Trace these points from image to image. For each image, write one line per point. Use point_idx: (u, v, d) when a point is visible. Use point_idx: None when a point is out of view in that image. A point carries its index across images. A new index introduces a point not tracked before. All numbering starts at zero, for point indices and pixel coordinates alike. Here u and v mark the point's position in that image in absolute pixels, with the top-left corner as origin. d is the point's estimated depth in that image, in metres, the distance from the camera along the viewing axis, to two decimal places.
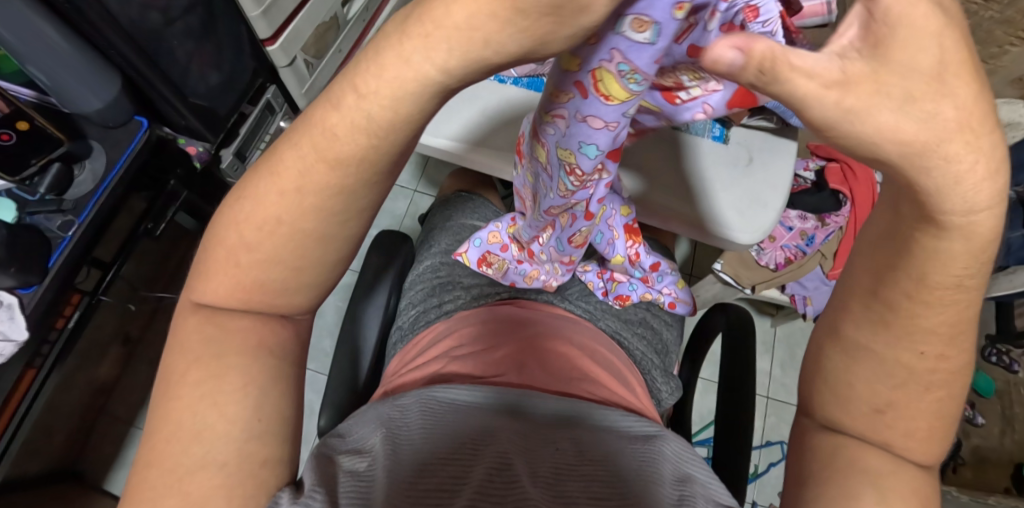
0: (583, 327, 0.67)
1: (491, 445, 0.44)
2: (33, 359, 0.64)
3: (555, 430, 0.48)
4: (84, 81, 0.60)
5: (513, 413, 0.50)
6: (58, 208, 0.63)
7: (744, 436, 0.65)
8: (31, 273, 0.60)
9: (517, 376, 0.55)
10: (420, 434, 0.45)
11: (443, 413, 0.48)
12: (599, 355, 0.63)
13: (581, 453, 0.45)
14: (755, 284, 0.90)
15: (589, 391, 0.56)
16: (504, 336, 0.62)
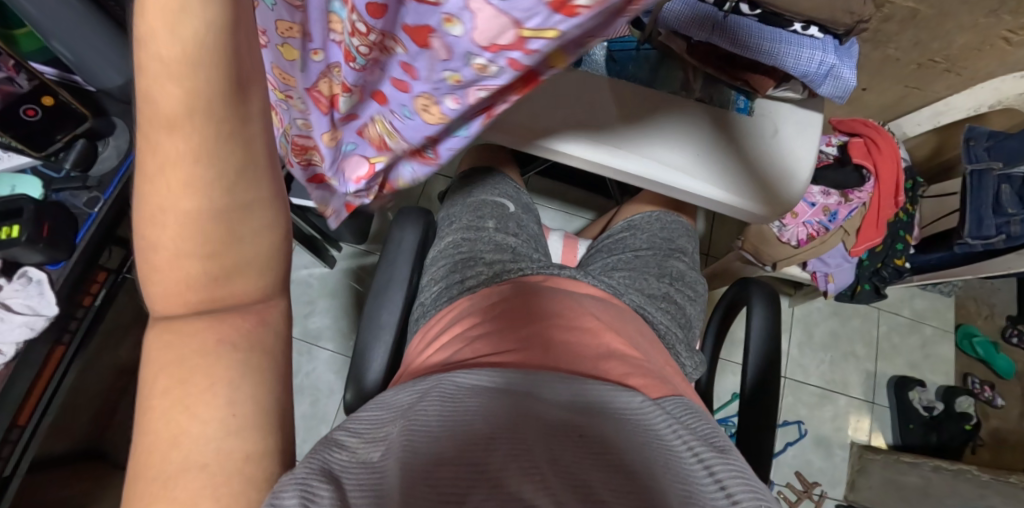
0: (608, 305, 0.67)
1: (507, 429, 0.42)
2: (62, 337, 0.65)
3: (578, 414, 0.46)
4: (110, 58, 0.60)
5: (529, 396, 0.48)
6: (84, 185, 0.63)
7: (767, 411, 0.66)
8: (59, 249, 0.60)
9: (538, 361, 0.55)
10: (435, 420, 0.43)
11: (457, 398, 0.46)
12: (626, 331, 0.63)
13: (605, 439, 0.44)
14: (776, 261, 0.91)
15: (611, 375, 0.55)
16: (525, 322, 0.61)
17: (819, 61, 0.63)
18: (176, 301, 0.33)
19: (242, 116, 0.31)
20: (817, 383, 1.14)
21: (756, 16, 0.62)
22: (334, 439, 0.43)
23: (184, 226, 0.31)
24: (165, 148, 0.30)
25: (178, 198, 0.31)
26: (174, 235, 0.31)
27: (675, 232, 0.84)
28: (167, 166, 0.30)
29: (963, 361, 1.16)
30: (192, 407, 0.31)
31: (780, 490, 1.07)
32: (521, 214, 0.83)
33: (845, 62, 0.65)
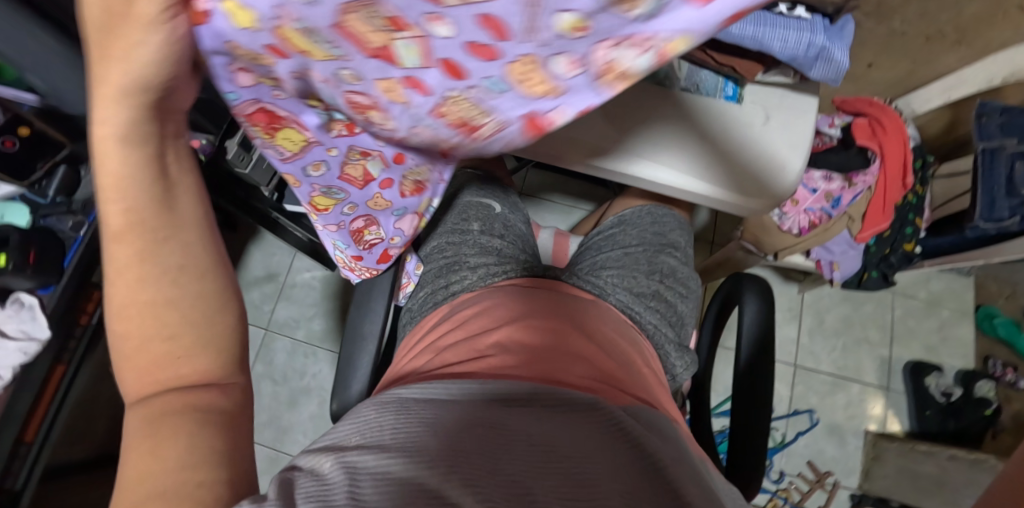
0: (592, 307, 0.65)
1: (461, 438, 0.42)
2: (60, 357, 0.69)
3: (535, 422, 0.45)
4: None
5: (489, 402, 0.47)
6: (68, 209, 0.64)
7: (760, 410, 0.64)
8: (48, 275, 0.62)
9: (507, 367, 0.53)
10: (392, 433, 0.42)
11: (417, 411, 0.45)
12: (610, 333, 0.61)
13: (558, 448, 0.43)
14: (777, 251, 0.88)
15: (587, 378, 0.53)
16: (503, 322, 0.59)
17: (808, 43, 0.59)
18: (148, 380, 0.33)
19: (176, 221, 0.33)
20: (829, 371, 1.11)
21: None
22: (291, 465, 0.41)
23: (150, 317, 0.33)
24: (116, 255, 0.32)
25: (140, 293, 0.32)
26: (143, 327, 0.33)
27: (668, 225, 0.81)
28: (120, 269, 0.32)
29: (983, 343, 1.11)
30: (159, 455, 0.31)
31: (791, 480, 1.06)
32: (508, 213, 0.81)
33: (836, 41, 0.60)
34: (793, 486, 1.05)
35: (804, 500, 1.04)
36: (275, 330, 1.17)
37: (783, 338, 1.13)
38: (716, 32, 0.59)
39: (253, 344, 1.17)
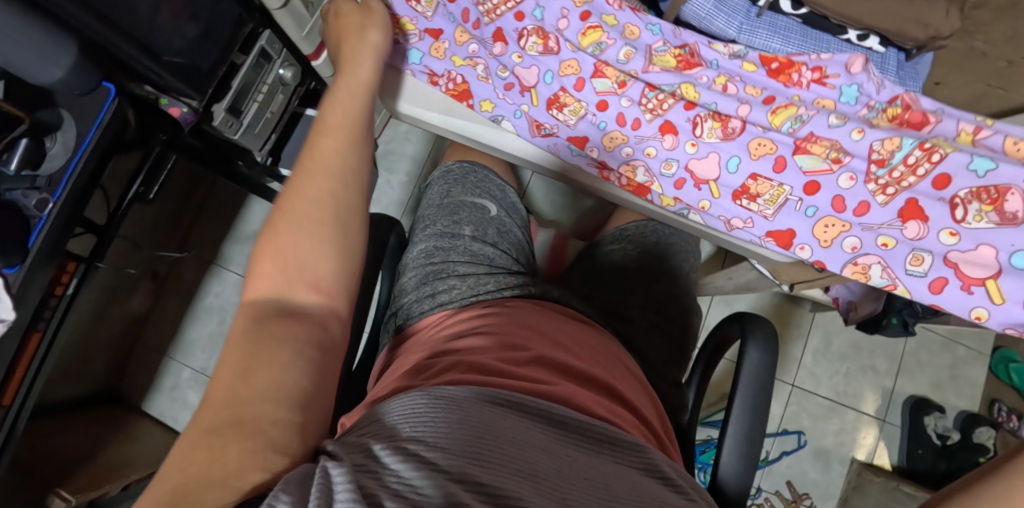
0: (582, 331, 0.62)
1: (513, 441, 0.41)
2: (36, 323, 0.65)
3: (582, 453, 0.44)
4: (46, 56, 0.54)
5: (542, 423, 0.45)
6: (33, 185, 0.59)
7: (747, 466, 0.62)
8: (11, 255, 0.58)
9: (517, 369, 0.51)
10: (427, 428, 0.41)
11: (450, 407, 0.43)
12: (614, 366, 0.59)
13: (609, 487, 0.41)
14: (793, 282, 0.83)
15: (614, 415, 0.51)
16: (531, 337, 0.57)
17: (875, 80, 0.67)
18: None
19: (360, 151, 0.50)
20: (827, 395, 1.08)
21: (799, 16, 0.66)
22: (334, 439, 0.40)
23: None
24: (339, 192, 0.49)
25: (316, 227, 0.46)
26: None
27: (671, 248, 0.75)
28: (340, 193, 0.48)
29: (993, 385, 1.07)
30: None
31: (767, 497, 1.06)
32: (505, 218, 0.76)
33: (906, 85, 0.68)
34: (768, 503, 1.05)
35: None
36: None
37: (786, 356, 1.09)
38: (765, 52, 0.67)
39: None
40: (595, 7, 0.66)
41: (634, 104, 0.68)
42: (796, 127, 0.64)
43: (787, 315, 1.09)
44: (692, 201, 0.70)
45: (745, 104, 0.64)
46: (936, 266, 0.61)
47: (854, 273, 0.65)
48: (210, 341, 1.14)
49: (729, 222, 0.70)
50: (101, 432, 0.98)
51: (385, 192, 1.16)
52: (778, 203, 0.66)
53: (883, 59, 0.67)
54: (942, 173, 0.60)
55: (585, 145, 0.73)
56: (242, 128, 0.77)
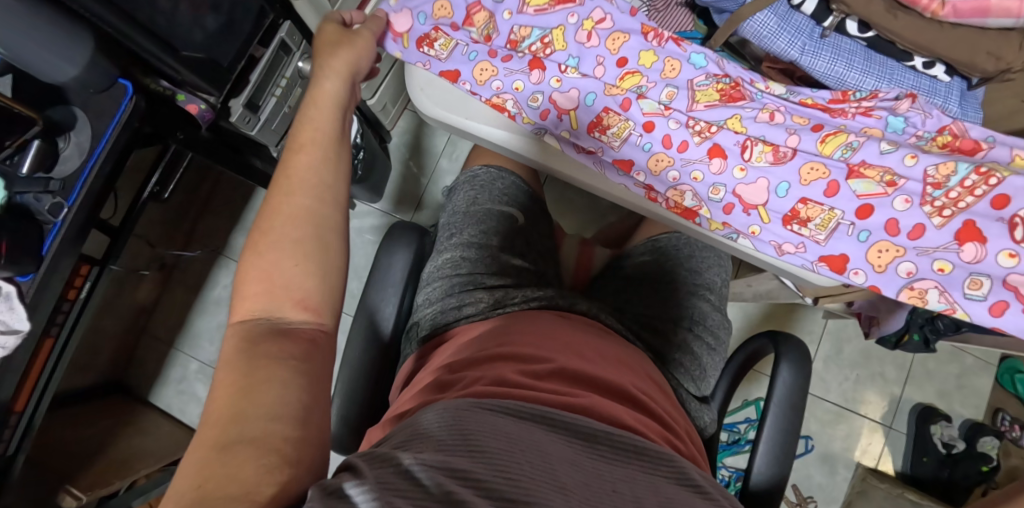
0: (608, 341, 0.59)
1: (542, 454, 0.38)
2: (50, 329, 0.62)
3: (612, 467, 0.41)
4: (59, 53, 0.51)
5: (569, 438, 0.42)
6: (45, 189, 0.56)
7: (777, 487, 0.60)
8: (25, 264, 0.55)
9: (546, 384, 0.49)
10: (447, 437, 0.38)
11: (472, 418, 0.40)
12: (644, 382, 0.56)
13: (638, 499, 0.37)
14: (816, 296, 0.82)
15: (645, 429, 0.48)
16: (553, 346, 0.54)
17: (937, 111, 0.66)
18: None
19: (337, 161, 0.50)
20: (836, 401, 1.09)
21: (865, 39, 0.65)
22: (360, 451, 0.37)
23: None
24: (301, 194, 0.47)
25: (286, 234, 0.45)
26: None
27: (704, 262, 0.73)
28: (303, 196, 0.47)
29: (999, 395, 1.08)
30: None
31: None
32: (530, 225, 0.74)
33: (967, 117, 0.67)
34: None
35: None
36: None
37: None
38: (826, 75, 0.65)
39: None
40: (633, 47, 0.68)
41: (681, 126, 0.68)
42: (849, 153, 0.64)
43: (801, 322, 1.09)
44: (741, 227, 0.68)
45: (794, 133, 0.65)
46: (1000, 289, 0.59)
47: (909, 297, 0.62)
48: (218, 333, 1.11)
49: (780, 247, 0.67)
50: (107, 427, 0.96)
51: (398, 185, 1.13)
52: (831, 228, 0.64)
53: (947, 90, 0.66)
54: (1001, 194, 0.60)
55: (631, 170, 0.70)
56: (259, 124, 0.73)
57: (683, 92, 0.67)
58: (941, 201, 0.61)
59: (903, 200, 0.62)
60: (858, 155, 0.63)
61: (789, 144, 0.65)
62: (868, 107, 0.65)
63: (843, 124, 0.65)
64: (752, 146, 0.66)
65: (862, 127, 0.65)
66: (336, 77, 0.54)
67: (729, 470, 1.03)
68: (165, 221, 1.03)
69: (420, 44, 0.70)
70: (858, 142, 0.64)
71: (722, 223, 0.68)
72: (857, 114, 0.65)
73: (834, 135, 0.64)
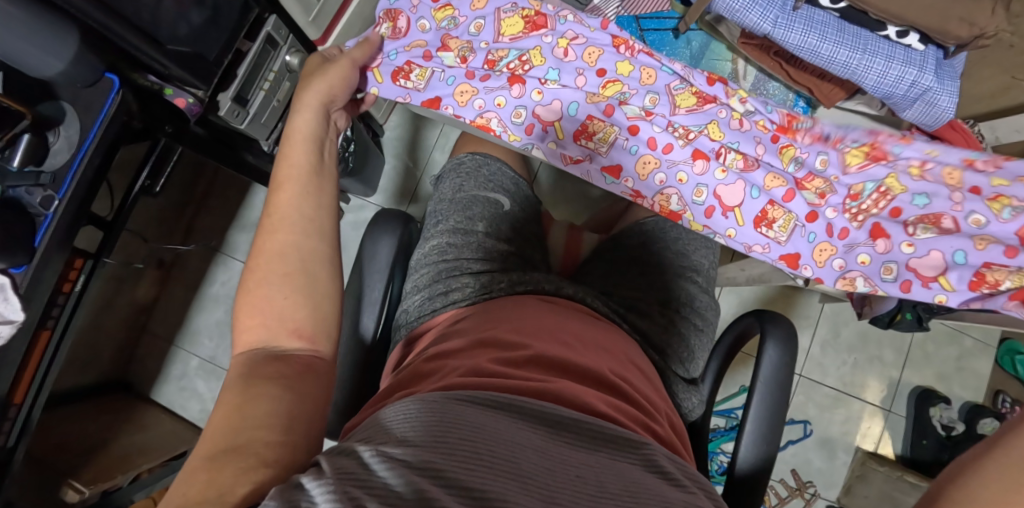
0: (589, 325, 0.59)
1: (507, 443, 0.38)
2: (45, 322, 0.64)
3: (578, 453, 0.41)
4: (44, 46, 0.52)
5: (535, 425, 0.42)
6: (36, 182, 0.58)
7: (766, 464, 0.60)
8: (18, 256, 0.57)
9: (520, 370, 0.49)
10: (414, 432, 0.38)
11: (441, 409, 0.41)
12: (624, 365, 0.56)
13: (603, 484, 0.37)
14: (808, 277, 0.82)
15: (622, 413, 0.48)
16: (530, 332, 0.54)
17: (912, 81, 0.64)
18: None
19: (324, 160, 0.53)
20: (834, 385, 1.09)
21: (837, 11, 0.66)
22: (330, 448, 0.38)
23: None
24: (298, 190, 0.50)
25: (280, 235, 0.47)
26: None
27: (692, 244, 0.72)
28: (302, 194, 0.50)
29: (999, 377, 1.07)
30: None
31: (772, 484, 1.07)
32: (518, 211, 0.74)
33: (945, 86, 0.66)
34: (773, 491, 1.07)
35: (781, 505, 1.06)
36: None
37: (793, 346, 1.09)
38: (800, 47, 0.65)
39: None
40: (611, 58, 0.73)
41: (665, 130, 0.72)
42: (797, 168, 0.72)
43: (796, 307, 1.09)
44: (720, 230, 0.72)
45: (759, 142, 0.72)
46: (904, 272, 0.67)
47: (843, 287, 0.70)
48: (218, 330, 1.13)
49: (750, 247, 0.71)
50: (109, 423, 0.98)
51: (392, 179, 1.14)
52: (790, 229, 0.70)
53: (923, 57, 0.66)
54: (897, 207, 0.70)
55: (620, 175, 0.73)
56: (249, 118, 0.74)
57: (659, 101, 0.73)
58: (862, 205, 0.70)
59: (832, 205, 0.71)
60: (803, 170, 0.72)
61: (756, 151, 0.72)
62: (815, 121, 0.74)
63: (799, 136, 0.73)
64: (725, 152, 0.72)
65: (813, 140, 0.73)
66: (309, 109, 0.56)
67: (726, 456, 1.03)
68: (162, 219, 1.05)
69: (396, 79, 0.69)
70: (805, 155, 0.72)
71: (704, 225, 0.71)
72: (807, 128, 0.74)
73: (783, 147, 0.73)
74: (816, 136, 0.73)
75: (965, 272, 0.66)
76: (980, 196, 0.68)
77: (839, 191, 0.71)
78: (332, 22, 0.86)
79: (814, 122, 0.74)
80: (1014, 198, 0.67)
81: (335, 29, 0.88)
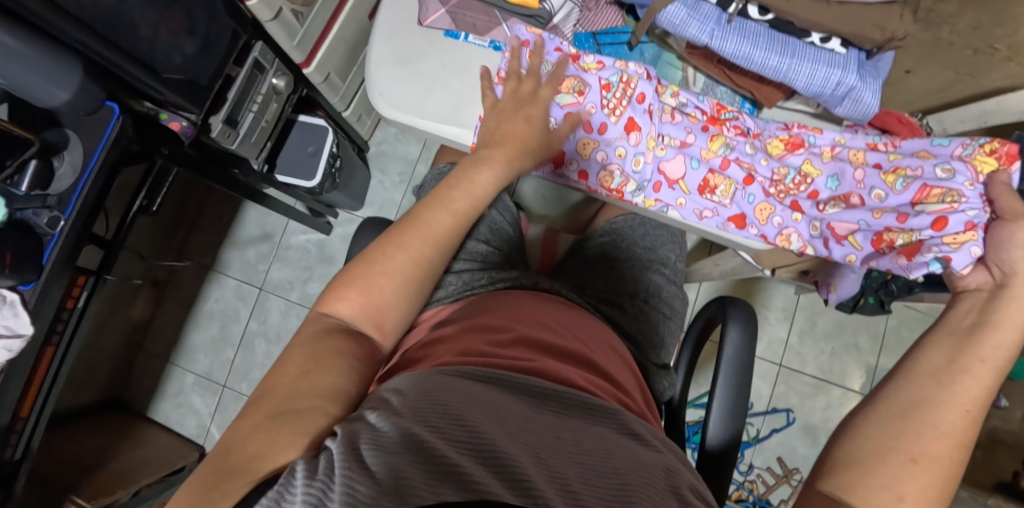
0: (568, 313, 0.62)
1: (491, 407, 0.39)
2: (50, 337, 0.68)
3: (558, 419, 0.42)
4: (50, 78, 0.56)
5: (519, 394, 0.43)
6: (44, 204, 0.63)
7: (734, 441, 0.63)
8: (26, 272, 0.61)
9: (505, 351, 0.51)
10: (418, 394, 0.39)
11: (433, 379, 0.42)
12: (603, 349, 0.59)
13: (581, 443, 0.39)
14: (774, 267, 0.86)
15: (601, 391, 0.50)
16: (514, 319, 0.57)
17: (837, 81, 0.66)
18: None
19: None
20: (813, 373, 1.12)
21: (766, 22, 0.66)
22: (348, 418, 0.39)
23: None
24: None
25: None
26: None
27: (658, 240, 0.78)
28: None
29: None
30: None
31: (759, 472, 1.10)
32: (496, 214, 0.78)
33: (868, 83, 0.67)
34: (760, 479, 1.10)
35: (769, 492, 1.09)
36: (269, 290, 1.17)
37: (771, 337, 1.14)
38: (735, 55, 0.67)
39: (248, 301, 1.17)
40: (542, 80, 0.69)
41: (599, 109, 0.70)
42: (725, 153, 0.72)
43: (773, 299, 1.14)
44: (670, 201, 0.72)
45: (691, 133, 0.72)
46: (825, 231, 0.68)
47: (781, 243, 0.71)
48: (213, 346, 1.16)
49: (700, 214, 0.71)
50: (110, 439, 1.01)
51: (378, 193, 1.19)
52: (732, 193, 0.71)
53: (845, 60, 0.67)
54: (814, 190, 0.71)
55: (565, 160, 0.72)
56: (239, 138, 0.79)
57: (586, 85, 0.70)
58: (783, 185, 0.71)
59: (750, 188, 0.71)
60: (728, 161, 0.72)
61: (685, 141, 0.72)
62: (736, 113, 0.73)
63: (731, 128, 0.73)
64: (667, 136, 0.72)
65: (744, 129, 0.73)
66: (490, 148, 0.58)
67: None
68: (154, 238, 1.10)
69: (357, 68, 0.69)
70: (732, 140, 0.72)
71: (654, 199, 0.71)
72: (730, 113, 0.73)
73: (710, 136, 0.72)
74: (740, 122, 0.73)
75: (868, 236, 0.66)
76: (878, 171, 0.67)
77: (762, 169, 0.72)
78: (316, 46, 0.85)
79: (737, 114, 0.73)
80: (908, 170, 0.64)
81: (320, 51, 0.86)
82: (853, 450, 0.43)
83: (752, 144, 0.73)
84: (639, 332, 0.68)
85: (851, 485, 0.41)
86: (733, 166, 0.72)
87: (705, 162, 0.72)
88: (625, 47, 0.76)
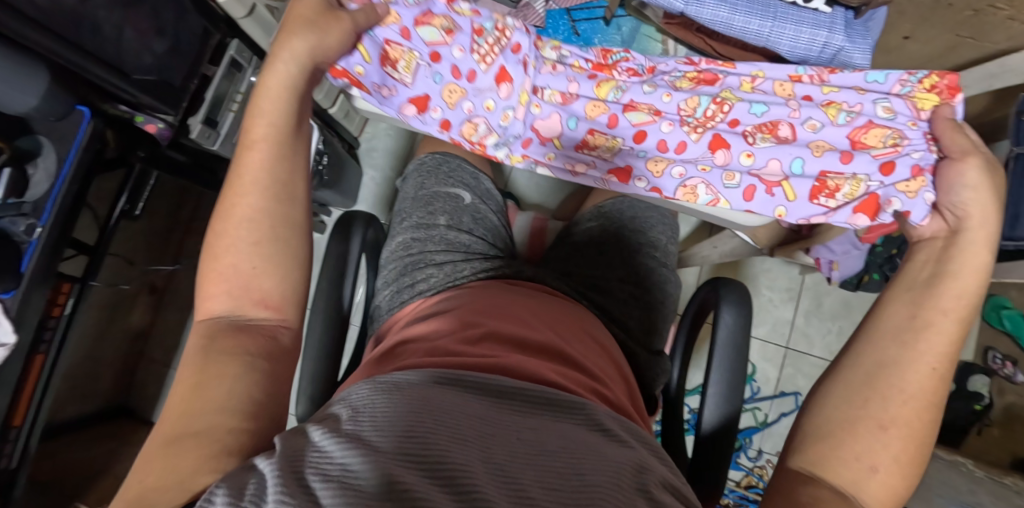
0: (549, 305, 0.60)
1: (449, 414, 0.37)
2: (38, 346, 0.68)
3: (519, 417, 0.40)
4: (15, 85, 0.56)
5: (482, 396, 0.41)
6: (19, 212, 0.62)
7: (730, 427, 0.61)
8: (5, 281, 0.61)
9: (475, 349, 0.49)
10: (378, 410, 0.38)
11: (398, 391, 0.40)
12: (583, 341, 0.57)
13: (542, 443, 0.37)
14: (773, 246, 0.83)
15: (576, 383, 0.48)
16: (487, 314, 0.55)
17: (823, 43, 0.63)
18: None
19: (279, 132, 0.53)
20: (821, 354, 1.10)
21: None
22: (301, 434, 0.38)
23: None
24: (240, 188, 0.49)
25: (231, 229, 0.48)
26: None
27: (649, 222, 0.75)
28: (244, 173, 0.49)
29: (988, 334, 1.08)
30: None
31: (768, 457, 1.08)
32: (479, 204, 0.76)
33: (856, 44, 0.64)
34: (770, 464, 1.07)
35: None
36: None
37: (776, 319, 1.11)
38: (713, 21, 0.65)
39: None
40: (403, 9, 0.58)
41: (467, 53, 0.61)
42: (616, 95, 0.64)
43: (776, 280, 1.11)
44: (539, 156, 0.69)
45: (575, 80, 0.64)
46: (746, 181, 0.63)
47: (685, 198, 0.67)
48: None
49: (573, 169, 0.70)
50: (114, 446, 1.02)
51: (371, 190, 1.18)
52: (618, 149, 0.66)
53: (831, 20, 0.64)
54: (733, 120, 0.62)
55: (428, 105, 0.66)
56: (220, 138, 0.78)
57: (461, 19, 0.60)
58: (689, 126, 0.63)
59: (656, 134, 0.64)
60: (626, 102, 0.64)
61: (573, 80, 0.64)
62: (622, 52, 0.66)
63: (622, 68, 0.65)
64: (543, 78, 0.64)
65: (636, 69, 0.65)
66: (294, 60, 0.52)
67: None
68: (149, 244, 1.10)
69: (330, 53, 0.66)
70: (623, 82, 0.65)
71: (518, 155, 0.69)
72: (612, 53, 0.66)
73: (601, 78, 0.64)
74: (629, 60, 0.65)
75: (805, 180, 0.61)
76: (812, 104, 0.61)
77: (666, 111, 0.63)
78: None
79: (622, 51, 0.66)
80: (845, 104, 0.60)
81: None
82: (821, 422, 0.43)
83: (645, 83, 0.64)
84: (630, 319, 0.67)
85: (824, 461, 0.41)
86: (625, 110, 0.64)
87: (594, 106, 0.64)
88: (602, 22, 0.74)
